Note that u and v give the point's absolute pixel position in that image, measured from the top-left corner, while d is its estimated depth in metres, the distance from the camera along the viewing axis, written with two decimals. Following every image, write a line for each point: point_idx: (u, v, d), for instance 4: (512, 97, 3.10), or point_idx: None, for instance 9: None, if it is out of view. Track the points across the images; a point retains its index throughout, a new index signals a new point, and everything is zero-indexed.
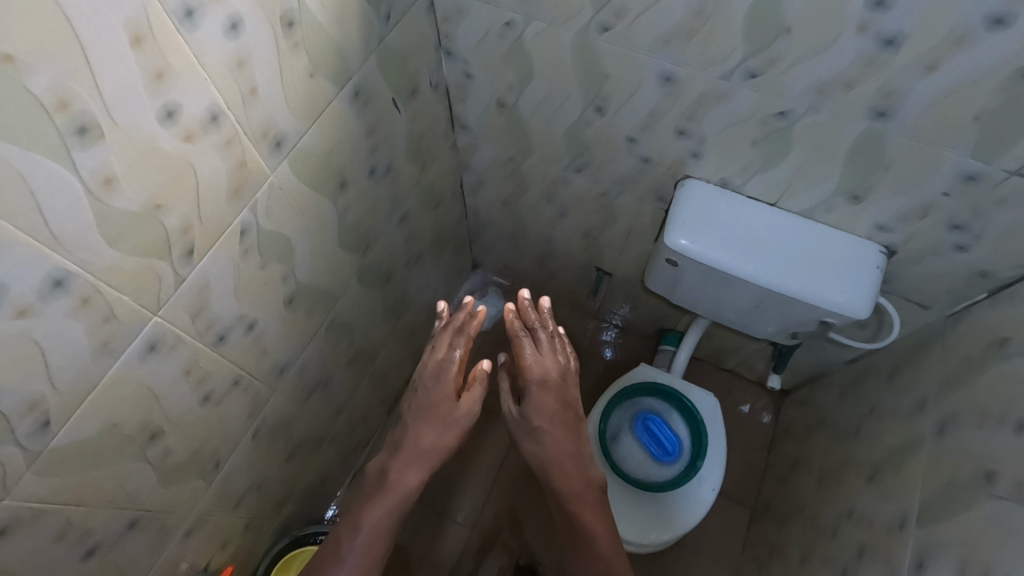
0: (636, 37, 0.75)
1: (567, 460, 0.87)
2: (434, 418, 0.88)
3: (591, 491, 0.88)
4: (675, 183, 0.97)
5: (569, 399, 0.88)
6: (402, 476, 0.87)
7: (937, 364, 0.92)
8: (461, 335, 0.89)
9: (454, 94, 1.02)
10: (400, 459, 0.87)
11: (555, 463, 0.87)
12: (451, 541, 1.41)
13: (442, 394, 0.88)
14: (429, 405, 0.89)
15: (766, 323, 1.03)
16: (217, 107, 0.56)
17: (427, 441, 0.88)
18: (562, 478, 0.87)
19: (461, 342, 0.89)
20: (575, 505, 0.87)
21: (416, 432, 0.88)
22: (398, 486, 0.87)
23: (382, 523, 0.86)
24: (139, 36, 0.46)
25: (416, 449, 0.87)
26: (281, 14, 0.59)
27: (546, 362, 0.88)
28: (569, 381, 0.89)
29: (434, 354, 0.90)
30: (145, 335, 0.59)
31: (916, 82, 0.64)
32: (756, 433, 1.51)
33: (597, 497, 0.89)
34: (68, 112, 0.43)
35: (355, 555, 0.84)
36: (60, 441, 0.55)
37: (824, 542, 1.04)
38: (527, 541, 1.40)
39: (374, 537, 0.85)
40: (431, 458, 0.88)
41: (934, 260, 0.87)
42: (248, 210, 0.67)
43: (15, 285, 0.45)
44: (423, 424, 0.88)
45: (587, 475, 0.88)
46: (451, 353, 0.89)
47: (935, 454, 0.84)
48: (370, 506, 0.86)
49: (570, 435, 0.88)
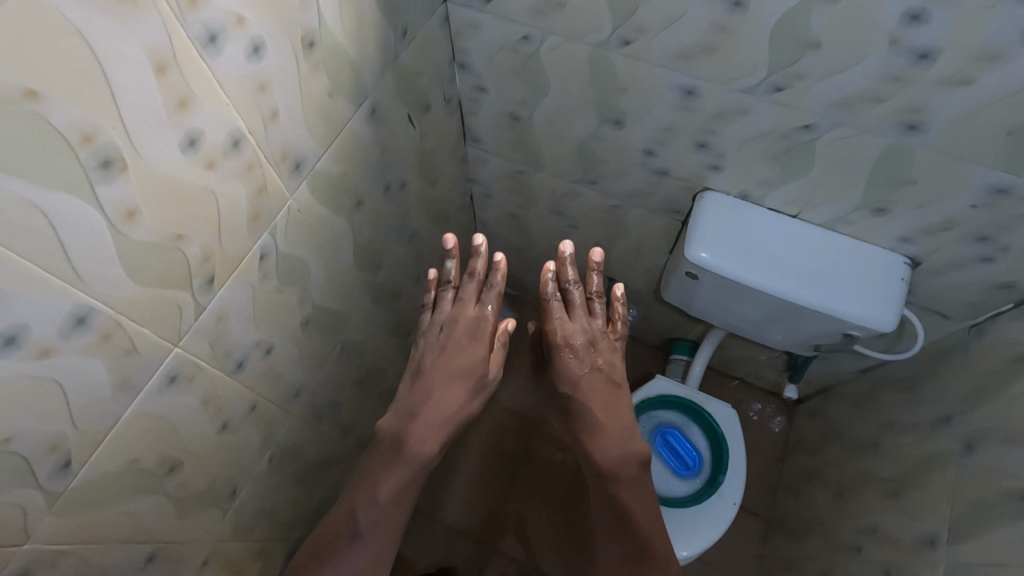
0: (657, 53, 0.74)
1: (602, 427, 0.81)
2: (460, 378, 0.83)
3: (629, 466, 0.80)
4: (694, 196, 0.95)
5: (605, 364, 0.82)
6: (420, 444, 0.82)
7: (960, 376, 0.91)
8: (490, 291, 0.84)
9: (465, 107, 1.00)
10: (421, 423, 0.82)
11: (587, 429, 0.81)
12: (457, 546, 1.40)
13: (470, 353, 0.83)
14: (456, 364, 0.83)
15: (787, 335, 1.01)
16: (239, 132, 0.54)
17: (454, 402, 0.83)
18: (597, 446, 0.81)
19: (491, 298, 0.83)
20: (611, 481, 0.80)
21: (440, 392, 0.83)
22: (416, 452, 0.82)
23: (398, 493, 0.82)
24: (163, 64, 0.44)
25: (439, 411, 0.82)
26: (302, 35, 0.57)
27: (578, 325, 0.81)
28: (606, 345, 0.82)
29: (463, 309, 0.84)
30: (166, 367, 0.58)
31: (948, 97, 0.63)
32: (769, 442, 1.50)
33: (638, 473, 0.81)
34: (91, 145, 0.42)
35: (372, 527, 0.81)
36: (80, 481, 0.54)
37: (847, 558, 1.02)
38: (532, 546, 1.39)
39: (390, 509, 0.82)
40: (452, 422, 0.84)
41: (958, 273, 0.86)
42: (268, 234, 0.65)
43: (39, 327, 0.43)
44: (448, 382, 0.83)
45: (625, 448, 0.81)
46: (483, 309, 0.84)
47: (964, 470, 0.83)
48: (385, 475, 0.81)
49: (603, 405, 0.81)
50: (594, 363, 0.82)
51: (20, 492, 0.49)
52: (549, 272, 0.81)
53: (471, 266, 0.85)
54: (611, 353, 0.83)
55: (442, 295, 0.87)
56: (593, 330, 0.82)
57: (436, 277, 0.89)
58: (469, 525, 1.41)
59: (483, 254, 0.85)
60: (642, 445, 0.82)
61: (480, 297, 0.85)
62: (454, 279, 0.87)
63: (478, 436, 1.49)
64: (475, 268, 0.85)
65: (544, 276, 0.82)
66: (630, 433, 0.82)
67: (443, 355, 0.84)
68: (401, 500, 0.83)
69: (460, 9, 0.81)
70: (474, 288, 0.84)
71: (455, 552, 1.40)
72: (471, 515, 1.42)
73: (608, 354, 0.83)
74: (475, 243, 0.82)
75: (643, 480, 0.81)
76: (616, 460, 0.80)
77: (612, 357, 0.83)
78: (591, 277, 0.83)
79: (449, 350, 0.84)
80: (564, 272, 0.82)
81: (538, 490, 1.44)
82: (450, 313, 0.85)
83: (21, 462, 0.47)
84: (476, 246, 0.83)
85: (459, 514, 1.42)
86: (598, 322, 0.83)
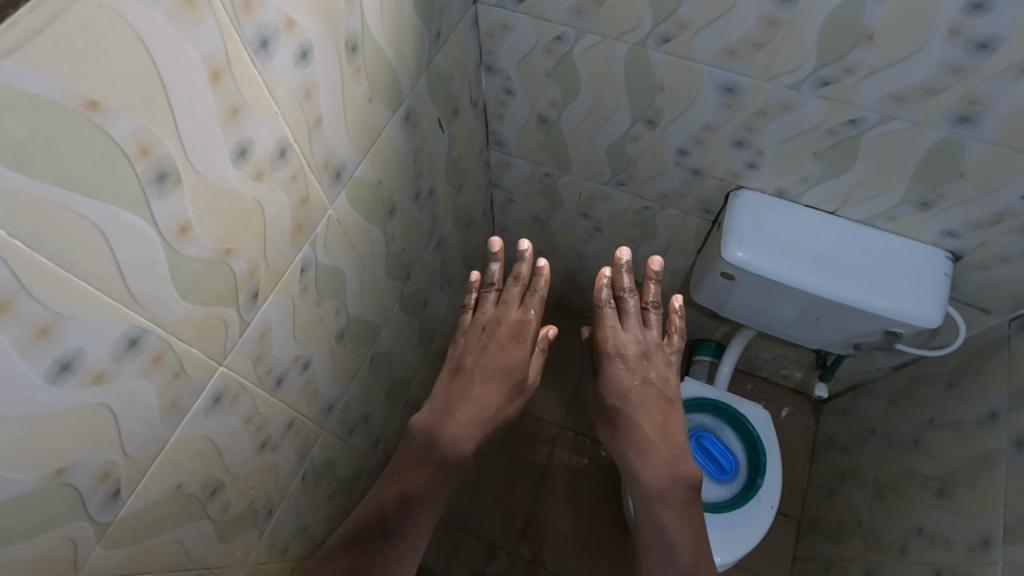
0: (700, 50, 0.72)
1: (651, 444, 0.82)
2: (500, 378, 0.84)
3: (679, 490, 0.80)
4: (727, 195, 0.93)
5: (657, 379, 0.85)
6: (454, 442, 0.80)
7: (1005, 371, 0.90)
8: (535, 295, 0.87)
9: (491, 110, 0.98)
10: (458, 421, 0.81)
11: (634, 444, 0.83)
12: (471, 553, 1.36)
13: (512, 354, 0.85)
14: (496, 363, 0.84)
15: (824, 333, 1.00)
16: (285, 141, 0.52)
17: (491, 403, 0.83)
18: (645, 465, 0.81)
19: (535, 302, 0.87)
20: (656, 504, 0.80)
21: (480, 390, 0.83)
22: (450, 451, 0.80)
23: (426, 493, 0.79)
24: (217, 71, 0.42)
25: (478, 408, 0.82)
26: (345, 39, 0.55)
27: (632, 334, 0.86)
28: (660, 359, 0.86)
29: (508, 310, 0.87)
30: (211, 388, 0.55)
31: (1006, 88, 0.62)
32: (796, 442, 1.48)
33: (686, 498, 0.80)
34: (148, 157, 0.39)
35: (400, 529, 0.77)
36: (128, 510, 0.52)
37: (892, 560, 1.00)
38: (542, 549, 1.36)
39: (421, 509, 0.78)
40: (488, 425, 0.83)
41: (1003, 267, 0.84)
42: (309, 246, 0.62)
43: (92, 350, 0.41)
44: (487, 380, 0.84)
45: (674, 470, 0.81)
46: (527, 312, 0.86)
47: (1016, 470, 0.81)
48: (413, 470, 0.80)
49: (654, 420, 0.83)
50: (646, 376, 0.85)
51: (72, 524, 0.46)
52: (605, 279, 0.87)
53: (517, 270, 0.88)
54: (664, 367, 0.86)
55: (485, 295, 0.90)
56: (648, 342, 0.86)
57: (478, 278, 0.92)
58: (496, 536, 1.38)
59: (528, 258, 0.88)
60: (693, 468, 0.82)
61: (523, 300, 0.88)
62: (497, 281, 0.89)
63: (506, 447, 1.46)
64: (519, 272, 0.88)
65: (601, 282, 0.88)
66: (679, 456, 0.82)
67: (485, 354, 0.85)
68: (431, 505, 0.80)
69: (493, 10, 0.79)
70: (518, 291, 0.88)
71: (468, 559, 1.36)
72: (501, 527, 1.39)
73: (661, 368, 0.86)
74: (519, 247, 0.85)
75: (693, 508, 0.80)
76: (665, 483, 0.80)
77: (666, 371, 0.86)
78: (649, 286, 0.88)
79: (491, 350, 0.85)
80: (620, 279, 0.87)
81: (568, 499, 1.41)
82: (493, 315, 0.88)
83: (74, 493, 0.45)
84: (522, 251, 0.87)
85: (488, 526, 1.39)
86: (653, 334, 0.87)
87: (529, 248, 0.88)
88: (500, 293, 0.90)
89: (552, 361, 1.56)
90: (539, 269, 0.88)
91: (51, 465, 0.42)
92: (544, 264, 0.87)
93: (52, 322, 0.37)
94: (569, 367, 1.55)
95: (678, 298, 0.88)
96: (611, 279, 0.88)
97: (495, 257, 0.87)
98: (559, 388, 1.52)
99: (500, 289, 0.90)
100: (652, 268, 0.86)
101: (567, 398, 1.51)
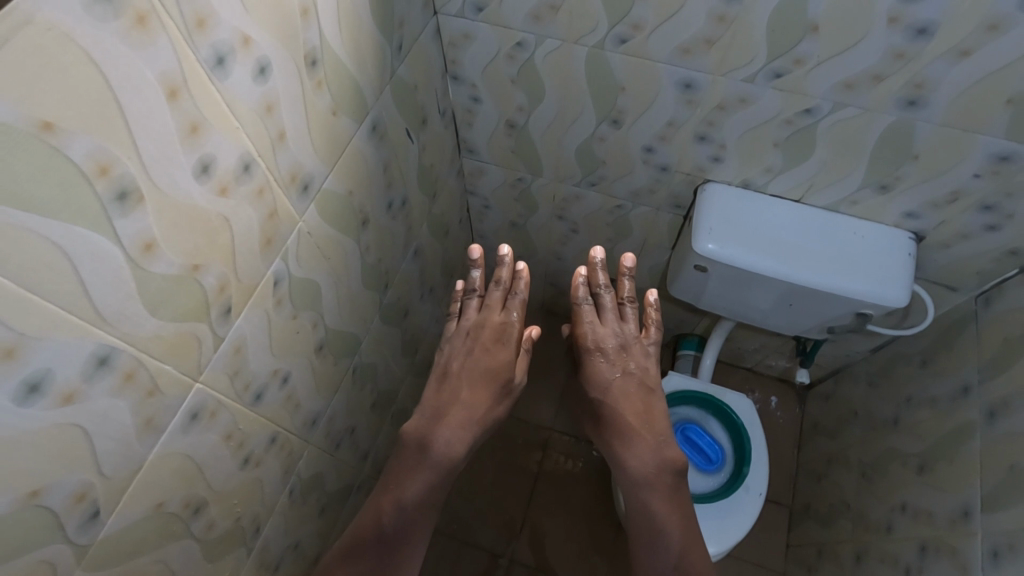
0: (655, 50, 0.74)
1: (635, 433, 0.83)
2: (486, 380, 0.84)
3: (665, 476, 0.81)
4: (695, 189, 0.95)
5: (636, 369, 0.86)
6: (444, 446, 0.80)
7: (974, 346, 0.92)
8: (516, 298, 0.87)
9: (460, 119, 1.00)
10: (446, 425, 0.82)
11: (620, 434, 0.84)
12: (470, 563, 1.35)
13: (496, 357, 0.85)
14: (481, 366, 0.85)
15: (799, 320, 1.02)
16: (249, 156, 0.53)
17: (478, 405, 0.84)
18: (630, 453, 0.82)
19: (516, 305, 0.87)
20: (644, 490, 0.81)
21: (467, 394, 0.84)
22: (441, 455, 0.80)
23: (421, 497, 0.79)
24: (174, 89, 0.43)
25: (465, 411, 0.83)
26: (305, 53, 0.56)
27: (610, 328, 0.87)
28: (638, 350, 0.87)
29: (491, 314, 0.87)
30: (188, 405, 0.56)
31: (947, 71, 0.65)
32: (784, 431, 1.50)
33: (672, 483, 0.81)
34: (108, 176, 0.40)
35: (399, 534, 0.78)
36: (108, 532, 0.52)
37: (880, 539, 1.02)
38: (545, 556, 1.36)
39: (416, 514, 0.79)
40: (477, 427, 0.83)
41: (964, 244, 0.87)
42: (281, 259, 0.63)
43: (60, 371, 0.41)
44: (473, 384, 0.84)
45: (659, 457, 0.82)
46: (509, 315, 0.86)
47: (990, 441, 0.83)
48: (406, 476, 0.80)
49: (636, 408, 0.84)
50: (626, 367, 0.86)
51: (50, 547, 0.46)
52: (581, 277, 0.88)
53: (497, 275, 0.89)
54: (643, 358, 0.87)
55: (468, 302, 0.90)
56: (626, 335, 0.87)
57: (461, 286, 0.93)
58: (495, 544, 1.37)
59: (508, 263, 0.89)
60: (676, 453, 0.83)
61: (504, 304, 0.88)
62: (479, 288, 0.90)
63: (498, 454, 1.47)
64: (500, 277, 0.88)
65: (577, 280, 0.89)
66: (662, 442, 0.83)
67: (469, 358, 0.86)
68: (426, 509, 0.80)
69: (454, 20, 0.81)
70: (499, 295, 0.88)
71: (467, 569, 1.35)
72: (498, 532, 1.39)
73: (640, 359, 0.87)
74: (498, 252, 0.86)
75: (679, 493, 0.82)
76: (650, 469, 0.81)
77: (645, 362, 0.87)
78: (624, 282, 0.89)
79: (475, 353, 0.86)
80: (595, 276, 0.89)
81: (560, 505, 1.41)
82: (476, 319, 0.88)
83: (50, 515, 0.45)
84: (501, 256, 0.88)
85: (486, 535, 1.38)
86: (630, 328, 0.88)
87: (508, 253, 0.89)
88: (481, 299, 0.91)
89: (539, 365, 1.57)
90: (519, 272, 0.89)
91: (24, 487, 0.42)
92: (524, 267, 0.88)
93: (17, 343, 0.38)
94: (555, 371, 1.56)
95: (653, 293, 0.88)
96: (587, 277, 0.90)
97: (474, 264, 0.88)
98: (548, 392, 1.53)
99: (482, 295, 0.91)
100: (625, 264, 0.86)
101: (555, 401, 1.52)
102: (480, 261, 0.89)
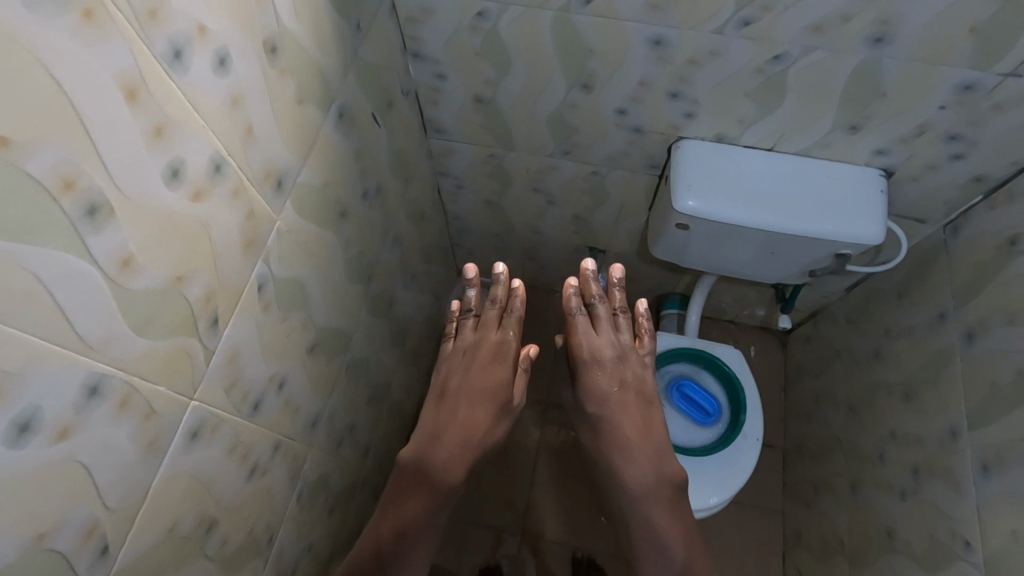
0: (622, 8, 0.73)
1: (635, 445, 0.84)
2: (485, 399, 0.83)
3: (666, 488, 0.83)
4: (669, 147, 0.95)
5: (633, 379, 0.89)
6: (446, 472, 0.79)
7: (946, 274, 0.95)
8: (512, 316, 0.88)
9: (425, 98, 0.96)
10: (447, 445, 0.81)
11: (620, 446, 0.85)
12: (478, 543, 1.37)
13: (495, 375, 0.85)
14: (480, 385, 0.84)
15: (780, 268, 1.04)
16: (219, 156, 0.50)
17: (478, 424, 0.83)
18: (630, 467, 0.84)
19: (513, 322, 0.87)
20: (644, 503, 0.82)
21: (466, 413, 0.83)
22: (442, 479, 0.79)
23: (420, 526, 0.77)
24: (133, 89, 0.39)
25: (466, 433, 0.82)
26: (264, 40, 0.53)
27: (606, 339, 0.89)
28: (634, 360, 0.90)
29: (487, 334, 0.87)
30: (186, 425, 0.53)
31: (912, 5, 0.65)
32: (769, 377, 1.54)
33: (672, 495, 0.83)
34: (74, 191, 0.37)
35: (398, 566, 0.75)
36: (122, 564, 0.49)
37: (873, 468, 1.06)
38: (551, 530, 1.38)
39: (416, 542, 0.76)
40: (476, 448, 0.82)
41: (933, 175, 0.90)
42: (262, 262, 0.60)
43: (51, 404, 0.39)
44: (473, 403, 0.83)
45: (659, 470, 0.84)
46: (507, 333, 0.87)
47: (970, 364, 0.87)
48: (405, 504, 0.77)
49: (634, 421, 0.86)
50: (623, 378, 0.88)
51: None
52: (571, 289, 0.91)
53: (493, 293, 0.90)
54: (639, 368, 0.90)
55: (464, 322, 0.91)
56: (621, 345, 0.89)
57: (457, 306, 0.93)
58: (502, 522, 1.39)
59: (502, 281, 0.90)
60: (675, 465, 0.85)
61: (501, 322, 0.89)
62: (475, 307, 0.91)
63: None
64: (495, 295, 0.90)
65: (568, 290, 0.91)
66: (661, 454, 0.85)
67: (468, 377, 0.85)
68: (423, 539, 0.77)
69: None
70: (495, 313, 0.89)
71: (476, 549, 1.36)
72: (504, 512, 1.40)
73: (637, 369, 0.89)
74: (493, 269, 0.87)
75: (679, 504, 0.83)
76: (651, 482, 0.83)
77: (641, 372, 0.89)
78: (616, 292, 0.92)
79: (474, 371, 0.85)
80: (588, 287, 0.91)
81: (564, 477, 1.43)
82: (473, 339, 0.88)
83: (60, 557, 0.43)
84: (498, 274, 0.88)
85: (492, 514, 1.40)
86: (624, 337, 0.90)
87: (502, 271, 0.89)
88: (477, 318, 0.91)
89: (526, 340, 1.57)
90: (514, 290, 0.90)
91: (29, 531, 0.40)
92: (517, 284, 0.88)
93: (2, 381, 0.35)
94: (543, 345, 1.56)
95: (644, 303, 0.91)
96: (579, 288, 0.92)
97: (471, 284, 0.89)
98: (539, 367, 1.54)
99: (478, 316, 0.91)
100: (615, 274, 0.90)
101: (547, 376, 1.53)
102: (475, 280, 0.91)
